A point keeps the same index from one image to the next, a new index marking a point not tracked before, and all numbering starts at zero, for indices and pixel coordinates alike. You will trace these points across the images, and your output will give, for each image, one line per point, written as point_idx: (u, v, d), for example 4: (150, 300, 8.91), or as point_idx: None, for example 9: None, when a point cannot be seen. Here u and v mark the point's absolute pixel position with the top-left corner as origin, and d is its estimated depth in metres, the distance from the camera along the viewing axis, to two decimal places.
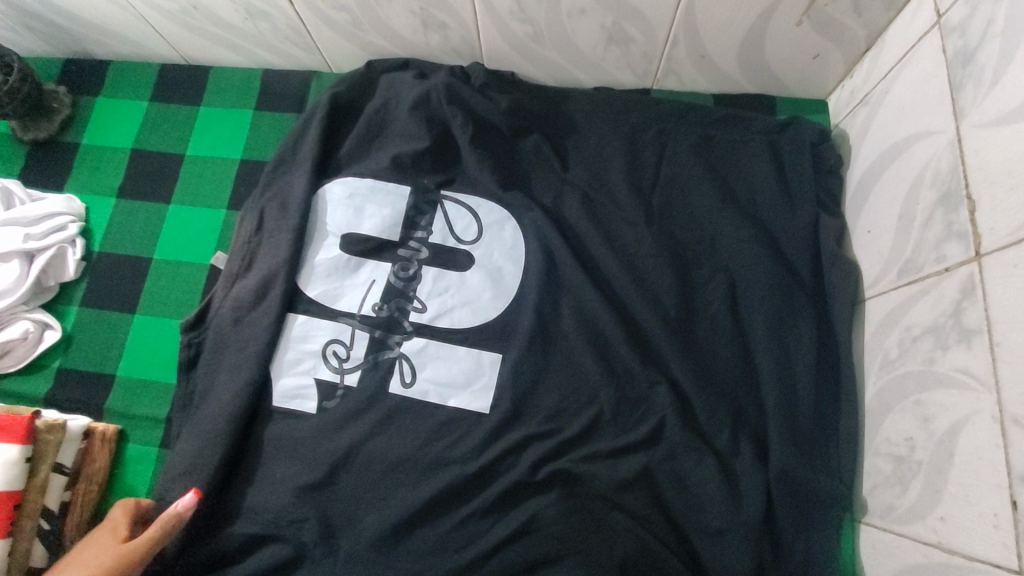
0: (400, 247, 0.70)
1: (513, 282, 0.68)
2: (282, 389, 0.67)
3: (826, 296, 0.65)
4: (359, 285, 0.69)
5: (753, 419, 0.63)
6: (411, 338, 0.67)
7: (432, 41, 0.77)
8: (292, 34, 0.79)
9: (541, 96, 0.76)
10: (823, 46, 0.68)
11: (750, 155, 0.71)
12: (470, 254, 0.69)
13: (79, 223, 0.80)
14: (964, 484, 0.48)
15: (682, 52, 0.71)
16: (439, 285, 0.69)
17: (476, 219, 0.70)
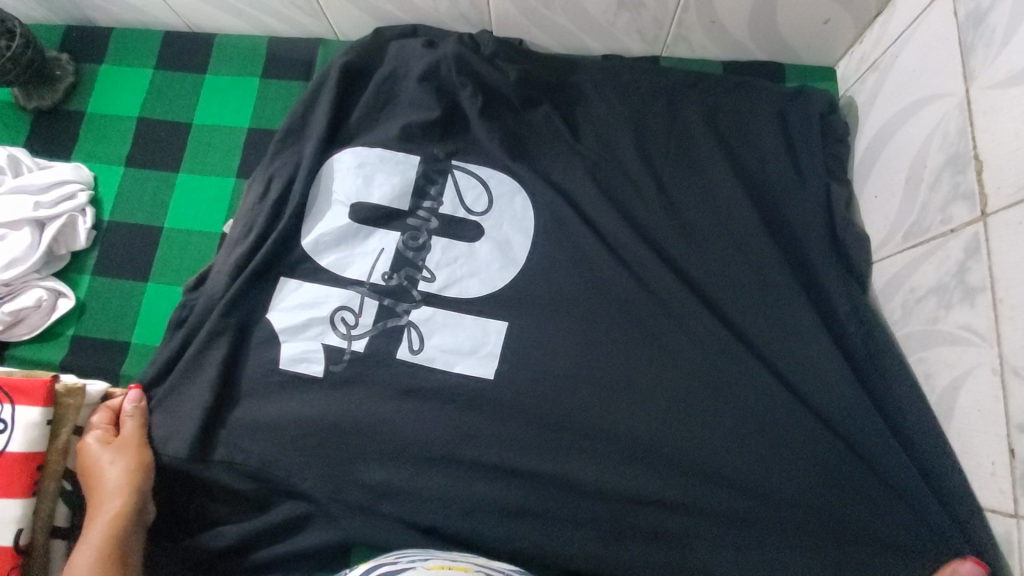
0: (409, 216, 0.70)
1: (521, 252, 0.68)
2: (290, 353, 0.67)
3: (836, 263, 0.65)
4: (368, 253, 0.69)
5: None
6: (419, 306, 0.68)
7: (441, 6, 0.76)
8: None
9: (551, 63, 0.76)
10: (833, 11, 0.68)
11: (759, 120, 0.71)
12: (480, 224, 0.70)
13: (88, 191, 0.81)
14: (965, 436, 0.50)
15: (692, 17, 0.71)
16: (448, 255, 0.69)
17: (487, 190, 0.71)
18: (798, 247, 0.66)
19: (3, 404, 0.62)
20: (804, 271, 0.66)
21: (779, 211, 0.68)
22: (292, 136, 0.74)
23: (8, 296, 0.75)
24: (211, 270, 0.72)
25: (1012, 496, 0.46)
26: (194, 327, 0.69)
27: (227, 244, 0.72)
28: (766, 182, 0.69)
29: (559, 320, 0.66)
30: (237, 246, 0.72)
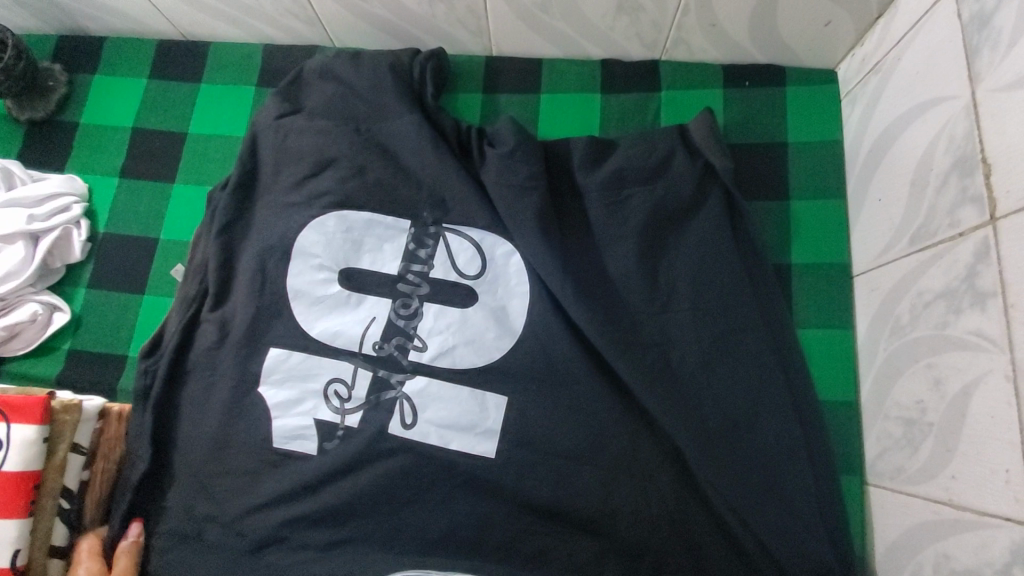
0: (400, 281, 0.73)
1: (518, 320, 0.71)
2: (281, 432, 0.70)
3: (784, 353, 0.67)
4: (360, 319, 0.73)
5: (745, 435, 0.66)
6: (412, 378, 0.71)
7: (438, 13, 0.76)
8: (293, 6, 0.78)
9: None
10: (834, 12, 0.67)
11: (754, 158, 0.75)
12: (473, 290, 0.72)
13: (83, 204, 0.79)
14: (977, 441, 0.49)
15: (692, 20, 0.71)
16: (440, 322, 0.72)
17: (478, 255, 0.73)
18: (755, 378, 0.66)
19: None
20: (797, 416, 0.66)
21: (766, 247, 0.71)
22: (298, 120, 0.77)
23: (2, 311, 0.74)
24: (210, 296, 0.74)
25: None
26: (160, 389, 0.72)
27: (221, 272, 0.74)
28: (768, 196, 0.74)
29: (557, 348, 0.70)
30: (192, 301, 0.74)
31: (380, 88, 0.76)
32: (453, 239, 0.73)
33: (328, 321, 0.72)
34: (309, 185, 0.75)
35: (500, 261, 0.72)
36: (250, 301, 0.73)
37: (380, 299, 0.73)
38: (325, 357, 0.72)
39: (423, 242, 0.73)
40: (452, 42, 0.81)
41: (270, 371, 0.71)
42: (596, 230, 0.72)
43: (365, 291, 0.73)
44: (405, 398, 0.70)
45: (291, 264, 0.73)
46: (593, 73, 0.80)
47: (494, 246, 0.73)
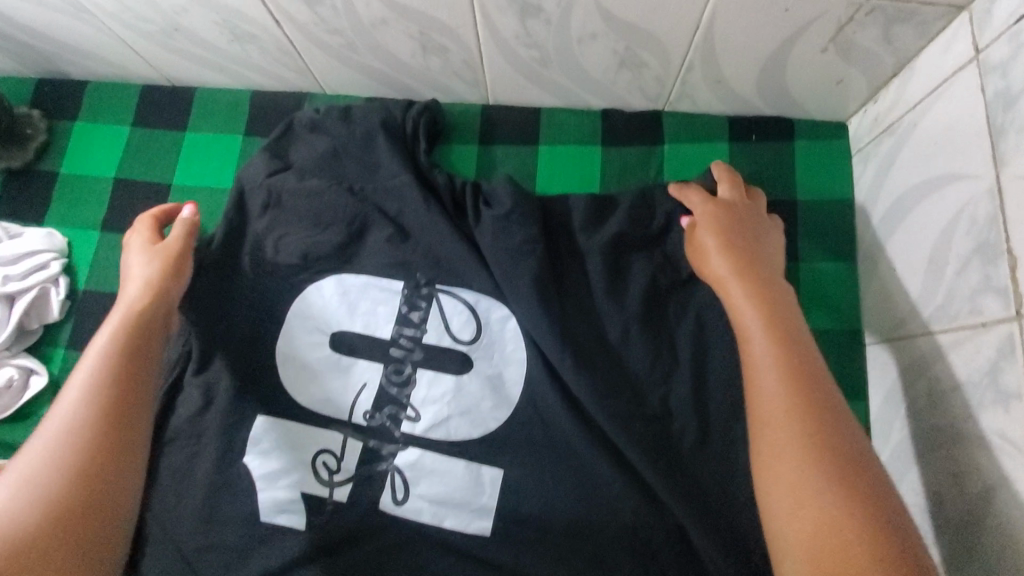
0: (393, 346, 0.70)
1: (514, 389, 0.68)
2: (267, 504, 0.66)
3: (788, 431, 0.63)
4: (350, 386, 0.69)
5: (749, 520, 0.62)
6: (404, 449, 0.67)
7: (432, 65, 0.73)
8: (282, 56, 0.75)
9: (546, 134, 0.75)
10: (844, 72, 0.64)
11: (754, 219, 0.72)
12: (468, 356, 0.69)
13: (62, 260, 0.76)
14: (1002, 551, 0.46)
15: (697, 76, 0.68)
16: (434, 391, 0.68)
17: (473, 318, 0.70)
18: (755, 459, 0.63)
19: None
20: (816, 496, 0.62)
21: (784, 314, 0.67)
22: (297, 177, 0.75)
23: None
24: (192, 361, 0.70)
25: None
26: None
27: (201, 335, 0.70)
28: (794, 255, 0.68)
29: (556, 420, 0.67)
30: (175, 365, 0.71)
31: (371, 142, 0.73)
32: (447, 302, 0.70)
33: (317, 389, 0.69)
34: (298, 244, 0.72)
35: (495, 324, 0.70)
36: (233, 369, 0.70)
37: (371, 365, 0.70)
38: (314, 428, 0.68)
39: (416, 305, 0.70)
40: (447, 91, 0.78)
41: (256, 441, 0.68)
42: (596, 293, 0.69)
43: (356, 357, 0.70)
44: (398, 471, 0.66)
45: (281, 328, 0.71)
46: (593, 125, 0.77)
47: (489, 309, 0.70)
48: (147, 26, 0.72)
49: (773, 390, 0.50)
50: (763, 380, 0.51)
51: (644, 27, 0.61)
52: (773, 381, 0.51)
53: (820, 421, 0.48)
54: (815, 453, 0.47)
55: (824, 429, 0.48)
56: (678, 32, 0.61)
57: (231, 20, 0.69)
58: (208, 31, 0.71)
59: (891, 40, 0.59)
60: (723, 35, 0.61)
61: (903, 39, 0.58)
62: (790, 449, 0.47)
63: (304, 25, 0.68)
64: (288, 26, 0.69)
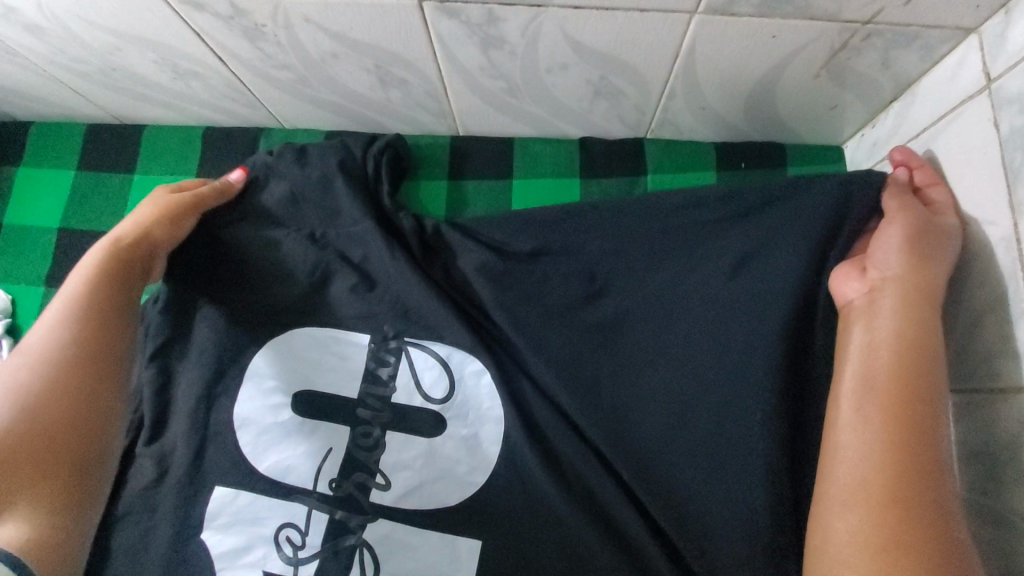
0: (360, 406, 0.64)
1: (492, 451, 0.62)
2: None
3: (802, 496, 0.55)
4: (313, 453, 0.63)
5: None
6: (375, 521, 0.61)
7: (393, 98, 0.67)
8: (231, 92, 0.69)
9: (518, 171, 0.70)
10: (841, 97, 0.58)
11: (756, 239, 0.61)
12: (441, 416, 0.63)
13: (4, 321, 0.71)
14: None
15: (680, 104, 0.62)
16: (406, 455, 0.63)
17: (446, 373, 0.64)
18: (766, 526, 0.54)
19: None
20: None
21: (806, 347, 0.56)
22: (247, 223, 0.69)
23: None
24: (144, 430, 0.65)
25: None
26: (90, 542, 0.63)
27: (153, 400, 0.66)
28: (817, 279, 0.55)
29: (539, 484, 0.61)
30: (130, 430, 0.67)
31: (331, 183, 0.68)
32: (418, 357, 0.64)
33: (278, 456, 0.63)
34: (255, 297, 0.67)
35: (469, 379, 0.64)
36: (185, 439, 0.64)
37: (336, 428, 0.64)
38: (275, 500, 0.62)
39: (384, 361, 0.65)
40: (413, 123, 0.73)
41: (215, 513, 0.62)
42: None
43: (321, 419, 0.64)
44: (367, 547, 0.60)
45: (240, 386, 0.65)
46: (571, 155, 0.72)
47: (463, 363, 0.64)
48: (83, 67, 0.66)
49: (867, 406, 0.44)
50: (857, 337, 0.48)
51: (619, 57, 0.55)
52: (872, 350, 0.46)
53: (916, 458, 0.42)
54: (888, 449, 0.42)
55: (922, 432, 0.42)
56: (657, 61, 0.55)
57: (169, 58, 0.63)
58: (148, 69, 0.66)
59: (892, 64, 0.53)
60: (707, 63, 0.55)
61: (905, 63, 0.53)
62: (914, 430, 0.43)
63: (249, 62, 0.62)
64: (232, 63, 0.63)
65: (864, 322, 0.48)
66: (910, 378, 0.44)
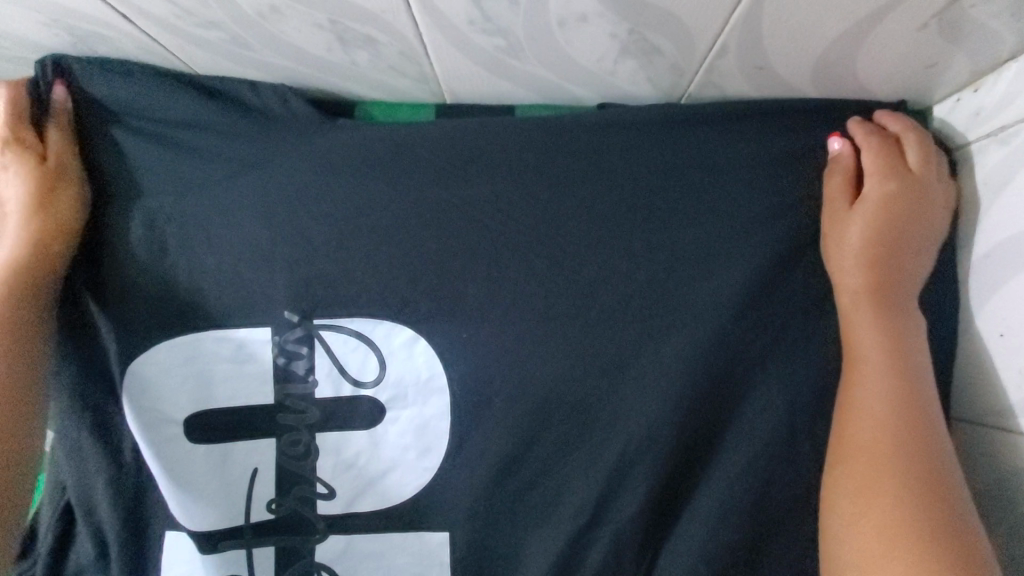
0: (284, 415, 0.56)
1: (440, 438, 0.55)
2: None
3: (775, 424, 0.52)
4: (237, 477, 0.55)
5: (764, 510, 0.52)
6: (328, 538, 0.55)
7: (359, 60, 0.52)
8: (150, 56, 0.54)
9: (452, 153, 0.56)
10: (945, 53, 0.45)
11: (704, 148, 0.54)
12: (375, 399, 0.56)
13: None
14: None
15: (731, 64, 0.48)
16: (343, 454, 0.56)
17: (373, 351, 0.56)
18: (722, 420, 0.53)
19: None
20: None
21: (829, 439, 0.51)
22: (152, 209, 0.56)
23: None
24: (74, 484, 0.55)
25: None
26: None
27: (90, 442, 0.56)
28: (783, 291, 0.52)
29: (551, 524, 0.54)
30: (62, 489, 0.56)
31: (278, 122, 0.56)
32: (334, 337, 0.56)
33: (197, 486, 0.55)
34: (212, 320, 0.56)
35: (401, 355, 0.56)
36: (129, 489, 0.55)
37: (259, 444, 0.56)
38: (208, 552, 0.55)
39: (294, 358, 0.55)
40: (385, 88, 0.57)
41: (169, 562, 0.55)
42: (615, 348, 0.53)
43: (227, 439, 0.55)
44: (325, 570, 0.55)
45: (126, 392, 0.55)
46: None
47: (391, 335, 0.56)
48: None
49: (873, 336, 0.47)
50: (864, 325, 0.48)
51: (661, 7, 0.41)
52: (874, 342, 0.47)
53: (913, 397, 0.45)
54: (899, 366, 0.46)
55: (921, 416, 0.45)
56: (710, 12, 0.41)
57: (57, 17, 0.47)
58: (36, 30, 0.50)
59: None
60: (778, 12, 0.41)
61: None
62: (915, 384, 0.46)
63: (161, 18, 0.46)
64: (143, 22, 0.47)
65: (863, 313, 0.48)
66: (910, 336, 0.47)
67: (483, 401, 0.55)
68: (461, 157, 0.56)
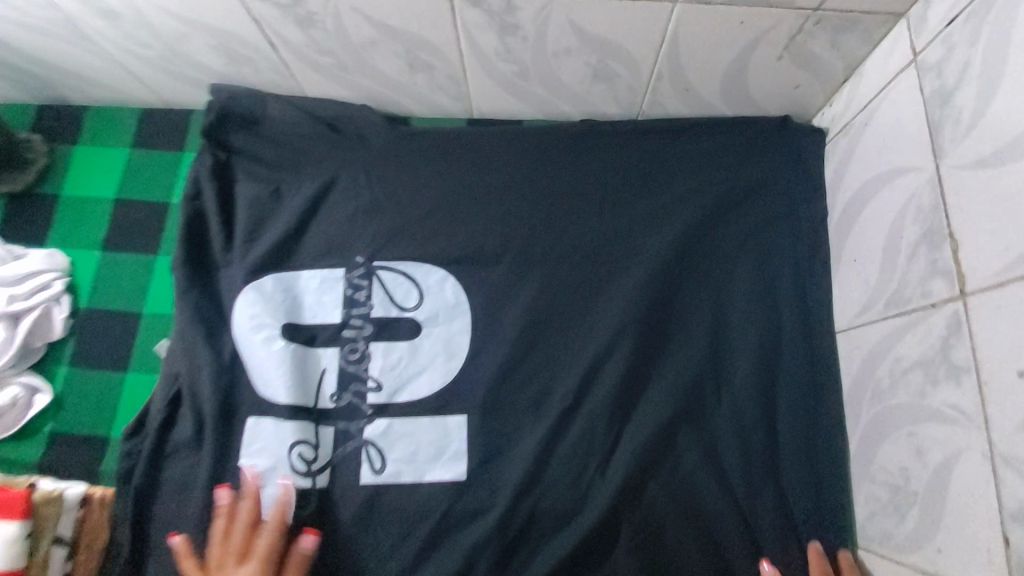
0: (345, 329, 0.75)
1: (464, 345, 0.73)
2: (266, 500, 0.69)
3: (706, 327, 0.72)
4: (310, 374, 0.73)
5: (700, 387, 0.70)
6: (373, 421, 0.71)
7: (418, 81, 0.77)
8: (275, 76, 0.79)
9: (470, 147, 0.80)
10: (802, 78, 0.69)
11: (653, 143, 0.78)
12: (415, 320, 0.75)
13: (64, 279, 0.79)
14: (961, 518, 0.49)
15: (667, 85, 0.73)
16: (389, 359, 0.73)
17: (416, 285, 0.76)
18: (670, 322, 0.72)
19: None
20: (794, 534, 0.65)
21: (746, 343, 0.70)
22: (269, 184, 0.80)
23: None
24: (183, 377, 0.73)
25: None
26: (143, 474, 0.70)
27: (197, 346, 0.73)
28: (708, 236, 0.74)
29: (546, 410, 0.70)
30: (175, 380, 0.73)
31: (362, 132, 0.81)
32: (388, 275, 0.76)
33: (277, 377, 0.72)
34: (302, 259, 0.77)
35: (435, 288, 0.76)
36: (224, 381, 0.72)
37: (327, 350, 0.74)
38: (284, 423, 0.70)
39: (358, 288, 0.76)
40: (432, 105, 0.82)
41: (248, 441, 0.71)
42: (593, 280, 0.74)
43: (304, 345, 0.74)
44: (370, 443, 0.70)
45: (235, 308, 0.75)
46: None
47: (429, 274, 0.76)
48: (146, 52, 0.75)
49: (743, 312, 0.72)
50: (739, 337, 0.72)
51: (616, 42, 0.66)
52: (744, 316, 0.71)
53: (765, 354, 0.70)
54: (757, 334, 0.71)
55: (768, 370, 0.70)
56: (646, 43, 0.65)
57: (227, 43, 0.72)
58: (205, 55, 0.75)
59: (841, 47, 0.64)
60: (688, 45, 0.65)
61: (850, 46, 0.63)
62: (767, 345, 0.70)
63: (295, 46, 0.71)
64: (281, 49, 0.72)
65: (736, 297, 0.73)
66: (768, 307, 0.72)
67: (497, 321, 0.74)
68: (485, 154, 0.80)
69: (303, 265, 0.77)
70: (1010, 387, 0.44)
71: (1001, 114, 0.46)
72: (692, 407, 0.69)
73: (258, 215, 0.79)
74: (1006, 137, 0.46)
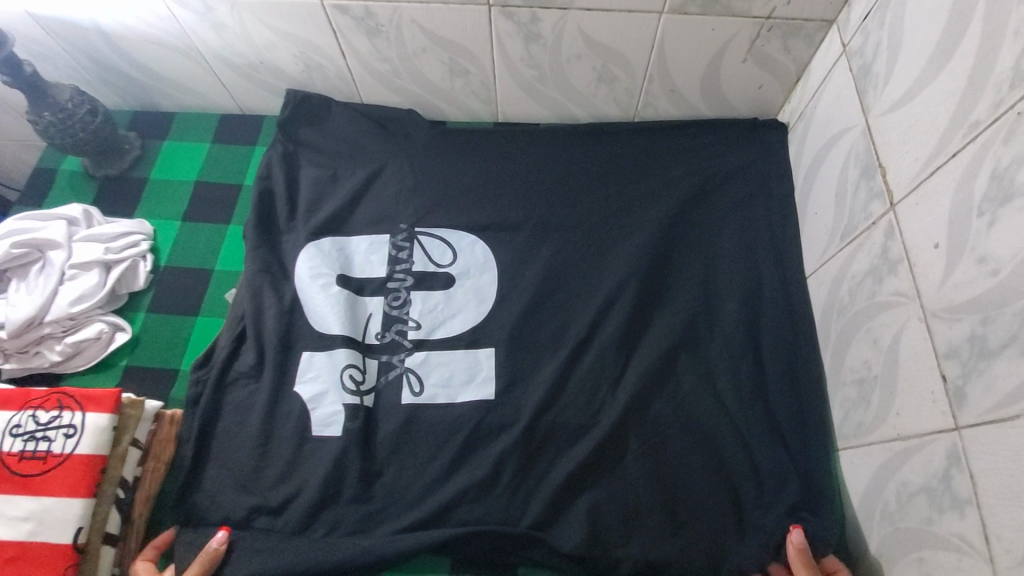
0: (389, 281, 0.87)
1: (491, 292, 0.86)
2: (318, 417, 0.78)
3: (698, 274, 0.84)
4: (358, 315, 0.85)
5: (696, 322, 0.81)
6: (412, 353, 0.82)
7: (456, 86, 0.95)
8: (339, 82, 0.97)
9: (496, 139, 0.97)
10: (764, 78, 0.87)
11: (647, 135, 0.95)
12: (449, 274, 0.88)
13: (149, 241, 0.92)
14: (910, 379, 0.59)
15: (657, 87, 0.91)
16: (427, 304, 0.85)
17: (450, 247, 0.89)
18: (667, 271, 0.85)
19: (74, 412, 0.70)
20: (781, 441, 0.74)
21: (733, 287, 0.83)
22: (328, 165, 0.96)
23: (71, 329, 0.83)
24: (249, 315, 0.84)
25: (951, 413, 0.54)
26: (209, 396, 0.80)
27: (263, 290, 0.85)
28: (697, 205, 0.89)
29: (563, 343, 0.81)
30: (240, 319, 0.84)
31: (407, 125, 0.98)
32: (426, 239, 0.90)
33: (331, 314, 0.83)
34: (354, 224, 0.92)
35: (467, 248, 0.89)
36: (284, 319, 0.84)
37: (373, 297, 0.86)
38: (336, 349, 0.81)
39: (401, 249, 0.89)
40: (464, 109, 1.00)
41: (303, 370, 0.81)
42: (601, 240, 0.88)
43: (355, 292, 0.86)
44: (410, 369, 0.81)
45: (298, 261, 0.88)
46: None
47: (461, 238, 0.90)
48: (239, 60, 0.94)
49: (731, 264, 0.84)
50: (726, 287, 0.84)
51: (615, 48, 0.84)
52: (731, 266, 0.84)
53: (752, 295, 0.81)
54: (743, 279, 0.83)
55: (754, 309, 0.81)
56: (639, 48, 0.84)
57: (307, 52, 0.91)
58: (286, 63, 0.94)
59: (791, 50, 0.82)
60: (672, 50, 0.84)
61: (798, 48, 0.82)
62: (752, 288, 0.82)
63: (362, 54, 0.90)
64: (349, 57, 0.91)
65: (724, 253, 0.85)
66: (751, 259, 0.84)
67: (520, 273, 0.87)
68: (509, 145, 0.97)
69: (355, 229, 0.91)
70: (930, 259, 0.57)
71: (903, 68, 0.63)
72: (689, 337, 0.80)
73: (319, 190, 0.94)
74: (908, 84, 0.62)
